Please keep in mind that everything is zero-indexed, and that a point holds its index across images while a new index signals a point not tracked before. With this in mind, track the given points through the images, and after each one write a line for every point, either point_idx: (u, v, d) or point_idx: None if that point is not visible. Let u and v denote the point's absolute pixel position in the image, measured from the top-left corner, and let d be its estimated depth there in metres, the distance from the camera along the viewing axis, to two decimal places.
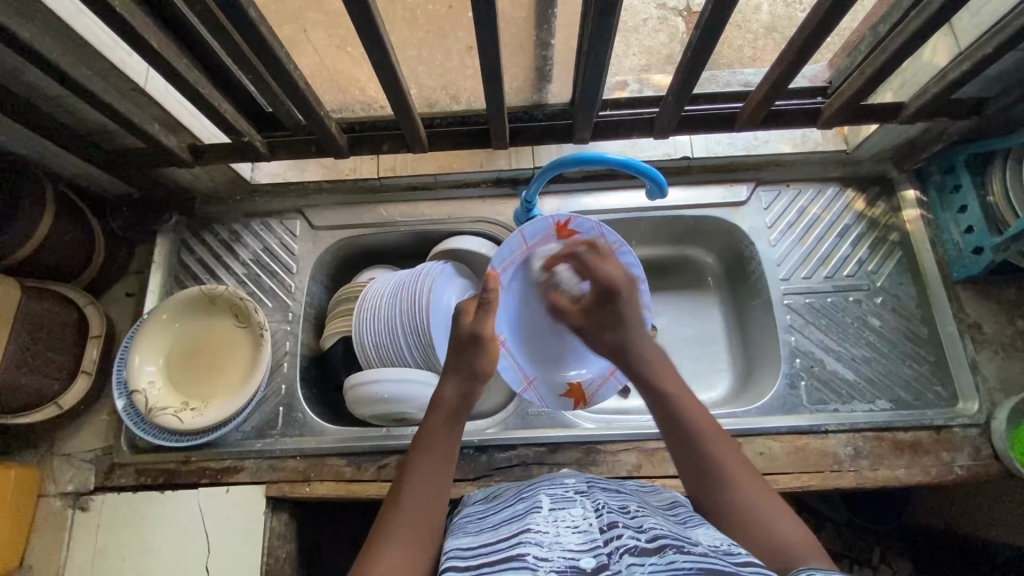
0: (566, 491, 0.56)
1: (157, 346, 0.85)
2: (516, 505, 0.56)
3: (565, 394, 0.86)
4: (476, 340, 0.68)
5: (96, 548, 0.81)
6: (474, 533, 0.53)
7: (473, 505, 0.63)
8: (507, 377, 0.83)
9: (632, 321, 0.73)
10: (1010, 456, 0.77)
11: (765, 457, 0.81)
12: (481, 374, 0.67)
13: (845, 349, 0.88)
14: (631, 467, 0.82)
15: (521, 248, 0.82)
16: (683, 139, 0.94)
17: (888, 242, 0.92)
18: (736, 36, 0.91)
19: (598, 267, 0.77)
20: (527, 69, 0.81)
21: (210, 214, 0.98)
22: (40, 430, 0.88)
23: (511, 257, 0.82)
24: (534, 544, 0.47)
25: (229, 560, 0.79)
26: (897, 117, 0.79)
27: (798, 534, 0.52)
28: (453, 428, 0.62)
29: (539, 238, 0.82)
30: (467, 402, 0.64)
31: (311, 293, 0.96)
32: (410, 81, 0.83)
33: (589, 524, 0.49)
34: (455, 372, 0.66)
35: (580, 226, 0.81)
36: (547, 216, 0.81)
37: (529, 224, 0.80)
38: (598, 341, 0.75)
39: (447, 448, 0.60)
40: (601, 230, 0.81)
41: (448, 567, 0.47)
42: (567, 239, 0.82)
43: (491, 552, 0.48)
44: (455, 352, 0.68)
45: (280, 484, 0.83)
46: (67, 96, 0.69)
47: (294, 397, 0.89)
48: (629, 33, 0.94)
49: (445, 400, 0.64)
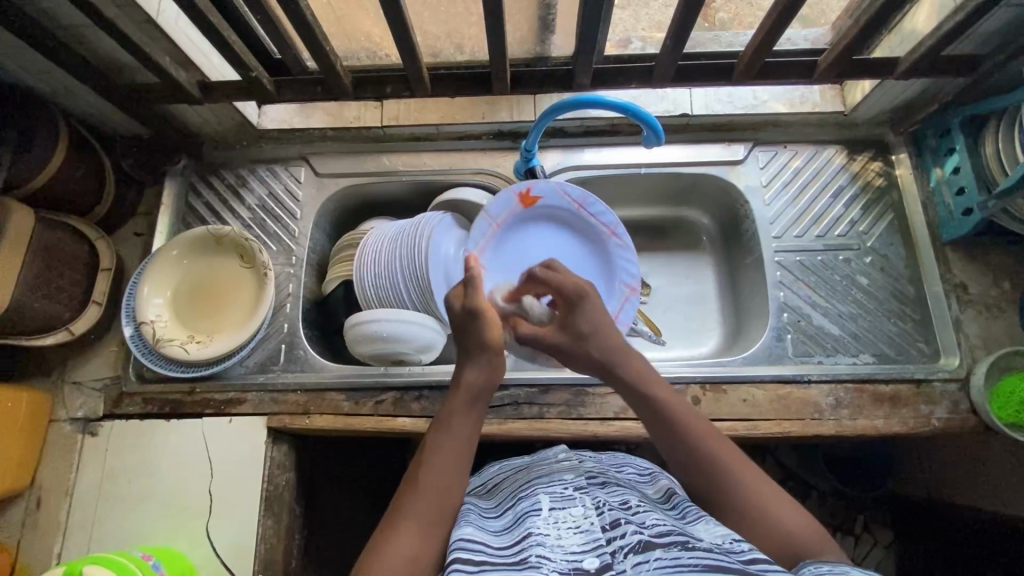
0: (566, 490, 0.58)
1: (167, 281, 0.89)
2: (515, 508, 0.58)
3: None
4: (472, 315, 0.67)
5: (105, 470, 0.85)
6: (477, 527, 0.55)
7: (472, 497, 0.66)
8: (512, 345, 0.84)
9: (603, 328, 0.67)
10: (987, 409, 0.79)
11: (748, 404, 0.84)
12: (491, 345, 0.66)
13: (832, 305, 0.90)
14: (619, 409, 0.85)
15: (491, 225, 0.88)
16: (683, 95, 0.95)
17: (881, 203, 0.94)
18: (749, 14, 0.90)
19: (556, 280, 0.71)
20: (530, 18, 0.85)
21: (218, 159, 1.01)
22: (52, 357, 0.91)
23: (484, 236, 0.88)
24: (539, 544, 0.49)
25: (233, 485, 0.83)
26: (894, 73, 0.80)
27: (803, 525, 0.53)
28: (473, 412, 0.62)
29: (505, 211, 0.88)
30: (489, 384, 0.64)
31: (315, 239, 0.99)
32: (415, 27, 0.86)
33: (591, 523, 0.51)
34: (471, 357, 0.66)
35: (541, 191, 0.88)
36: (507, 191, 0.87)
37: (493, 201, 0.87)
38: (575, 361, 0.68)
39: (467, 434, 0.60)
40: (563, 189, 0.88)
41: (453, 559, 0.49)
42: (531, 205, 0.89)
43: (495, 553, 0.50)
44: (461, 333, 0.68)
45: (280, 416, 0.87)
46: (81, 24, 0.71)
47: (296, 335, 0.92)
48: (638, 6, 0.93)
49: (465, 382, 0.64)
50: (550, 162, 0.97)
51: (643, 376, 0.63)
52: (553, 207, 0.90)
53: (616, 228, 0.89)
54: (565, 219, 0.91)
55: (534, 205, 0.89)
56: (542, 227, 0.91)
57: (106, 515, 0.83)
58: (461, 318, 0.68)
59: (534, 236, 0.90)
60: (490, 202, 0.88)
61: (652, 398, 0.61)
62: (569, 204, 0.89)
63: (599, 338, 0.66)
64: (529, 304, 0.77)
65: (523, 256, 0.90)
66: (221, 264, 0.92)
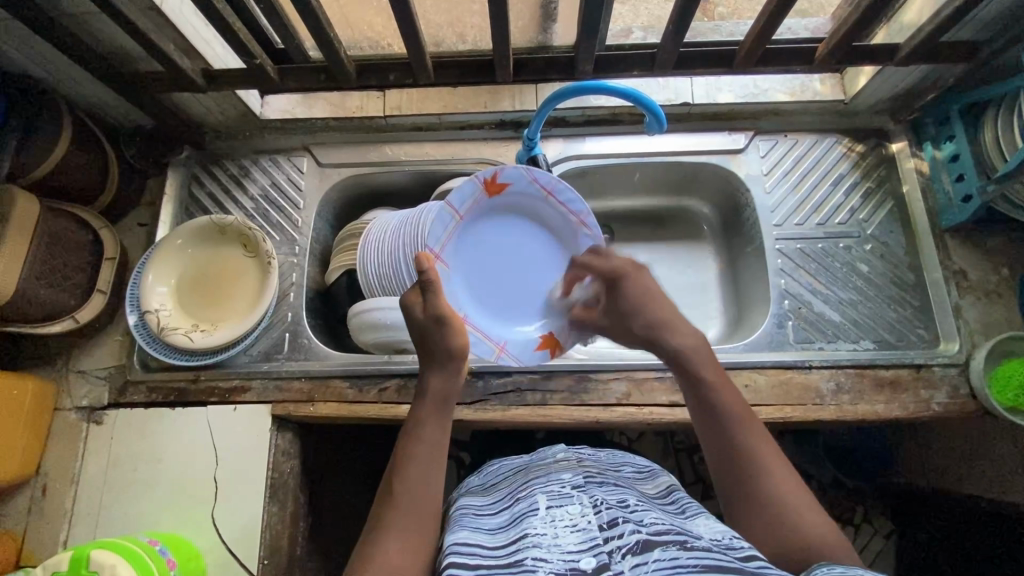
0: (562, 488, 0.58)
1: (170, 269, 0.89)
2: (512, 507, 0.58)
3: (538, 347, 0.84)
4: (440, 322, 0.67)
5: (110, 458, 0.85)
6: (472, 528, 0.56)
7: (469, 497, 0.66)
8: (477, 351, 0.81)
9: (642, 300, 0.72)
10: (986, 393, 0.79)
11: (750, 389, 0.84)
12: (457, 354, 0.67)
13: (833, 292, 0.90)
14: (620, 395, 0.86)
15: (454, 219, 0.79)
16: (684, 84, 0.95)
17: (881, 192, 0.94)
18: (745, 8, 0.96)
19: (596, 264, 0.80)
20: (533, 8, 0.90)
21: (220, 149, 1.01)
22: (55, 347, 0.91)
23: (445, 231, 0.79)
24: (534, 546, 0.49)
25: (237, 471, 0.84)
26: (893, 60, 0.81)
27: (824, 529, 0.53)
28: (443, 416, 0.64)
29: (468, 202, 0.79)
30: (452, 386, 0.66)
31: (317, 230, 0.99)
32: (418, 15, 0.92)
33: (588, 522, 0.51)
34: (436, 361, 0.67)
35: (510, 177, 0.80)
36: (470, 179, 0.78)
37: (456, 191, 0.77)
38: (627, 331, 0.74)
39: (437, 437, 0.62)
40: (531, 175, 0.80)
41: (448, 564, 0.49)
42: (498, 191, 0.81)
43: (490, 555, 0.50)
44: (422, 343, 0.68)
45: (285, 404, 0.87)
46: (86, 11, 0.71)
47: (299, 324, 0.92)
48: (640, 2, 0.98)
49: (431, 390, 0.65)
50: (552, 151, 0.97)
51: (697, 358, 0.65)
52: (519, 195, 0.82)
53: (585, 217, 0.83)
54: (534, 206, 0.84)
55: (500, 193, 0.81)
56: (506, 216, 0.84)
57: (110, 503, 0.84)
58: (425, 326, 0.67)
59: (499, 228, 0.84)
60: (452, 191, 0.78)
61: (700, 376, 0.63)
62: (537, 191, 0.82)
63: (644, 313, 0.72)
64: (579, 293, 0.84)
65: (488, 253, 0.84)
66: (205, 259, 0.91)
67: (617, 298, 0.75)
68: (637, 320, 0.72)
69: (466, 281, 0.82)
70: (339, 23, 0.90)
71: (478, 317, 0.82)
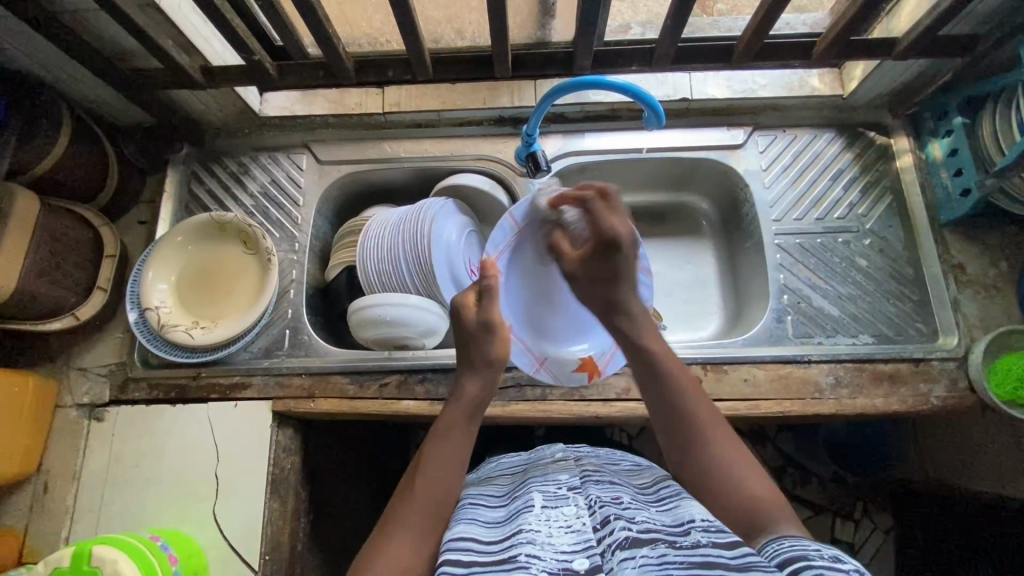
0: (558, 488, 0.58)
1: (170, 266, 0.89)
2: (509, 503, 0.58)
3: (577, 368, 0.86)
4: (484, 329, 0.71)
5: (111, 454, 0.86)
6: (468, 522, 0.56)
7: (472, 489, 0.66)
8: (517, 359, 0.84)
9: (626, 277, 0.75)
10: (984, 386, 0.80)
11: (749, 383, 0.84)
12: (496, 363, 0.70)
13: (832, 287, 0.91)
14: (620, 390, 0.86)
15: (512, 230, 0.85)
16: (683, 79, 0.95)
17: (879, 187, 0.95)
18: (744, 4, 0.96)
19: (603, 220, 0.74)
20: (531, 4, 0.92)
21: (219, 146, 1.01)
22: (55, 344, 0.91)
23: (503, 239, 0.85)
24: (527, 542, 0.49)
25: (238, 467, 0.84)
26: (891, 54, 0.81)
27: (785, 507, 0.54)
28: (471, 424, 0.66)
29: (529, 218, 0.86)
30: (487, 395, 0.69)
31: (317, 227, 0.99)
32: (417, 11, 0.91)
33: (582, 523, 0.52)
34: (472, 369, 0.71)
35: (569, 201, 0.86)
36: (534, 197, 0.85)
37: (519, 205, 0.84)
38: (587, 290, 0.77)
39: (464, 440, 0.64)
40: None
41: (442, 562, 0.49)
42: None
43: (484, 550, 0.50)
44: (466, 348, 0.72)
45: (285, 400, 0.87)
46: (84, 9, 0.72)
47: (300, 321, 0.92)
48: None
49: (466, 394, 0.68)
50: (550, 147, 0.98)
51: (643, 331, 0.71)
52: None
53: None
54: None
55: None
56: None
57: (111, 500, 0.84)
58: (470, 332, 0.71)
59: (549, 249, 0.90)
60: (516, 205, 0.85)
61: (647, 347, 0.69)
62: None
63: (616, 287, 0.75)
64: (569, 217, 0.83)
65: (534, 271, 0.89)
66: (212, 259, 0.92)
67: (612, 259, 0.74)
68: (617, 287, 0.74)
69: (512, 291, 0.87)
70: (338, 21, 0.90)
71: (522, 328, 0.87)
